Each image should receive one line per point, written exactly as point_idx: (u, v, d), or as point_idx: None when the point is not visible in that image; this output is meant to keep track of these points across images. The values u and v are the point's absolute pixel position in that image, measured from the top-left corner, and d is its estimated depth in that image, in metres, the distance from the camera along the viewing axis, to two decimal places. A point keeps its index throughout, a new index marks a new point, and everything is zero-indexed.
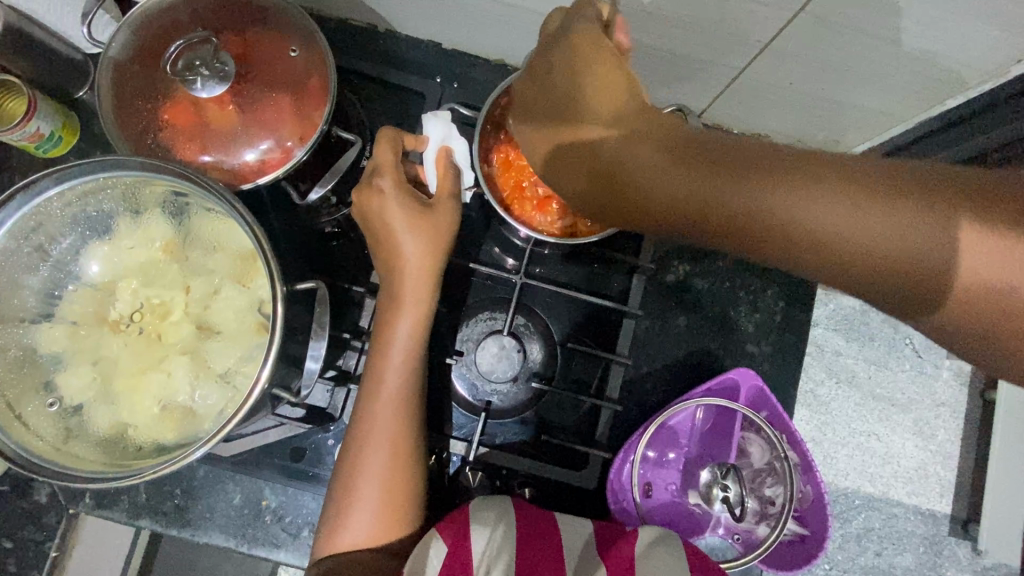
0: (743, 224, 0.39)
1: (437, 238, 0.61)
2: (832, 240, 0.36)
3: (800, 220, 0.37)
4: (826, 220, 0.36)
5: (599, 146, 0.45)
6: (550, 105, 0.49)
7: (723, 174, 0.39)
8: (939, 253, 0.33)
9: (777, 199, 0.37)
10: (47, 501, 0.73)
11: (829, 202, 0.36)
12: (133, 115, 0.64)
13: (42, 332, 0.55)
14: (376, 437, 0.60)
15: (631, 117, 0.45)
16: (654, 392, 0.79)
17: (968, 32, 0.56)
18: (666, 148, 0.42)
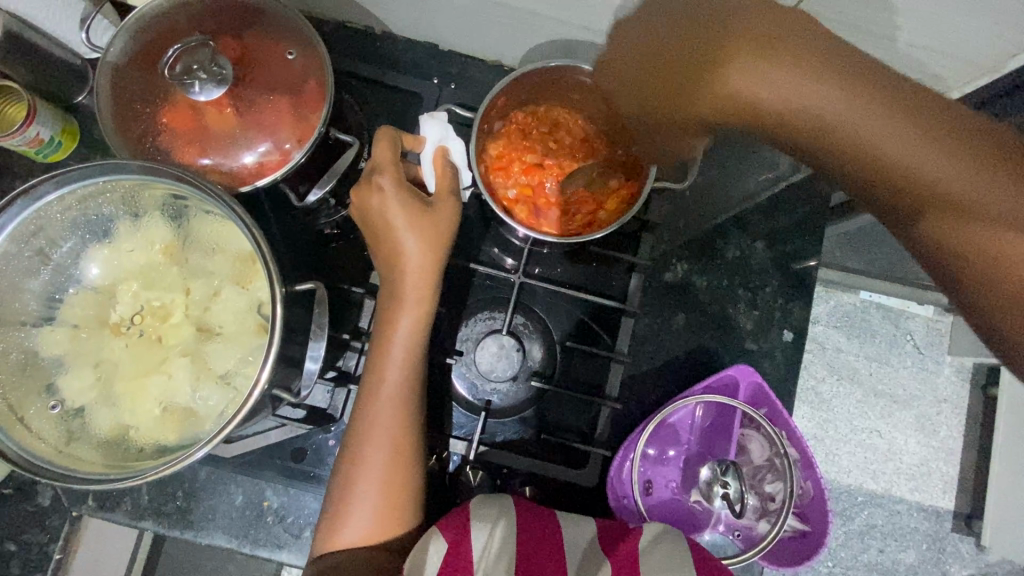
0: (886, 178, 0.41)
1: (436, 236, 0.61)
2: (967, 211, 0.39)
3: (931, 193, 0.40)
4: (961, 189, 0.39)
5: (744, 75, 0.45)
6: (694, 44, 0.49)
7: (897, 132, 0.40)
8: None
9: (933, 166, 0.39)
10: (50, 504, 0.73)
11: (974, 179, 0.38)
12: (132, 119, 0.64)
13: (43, 335, 0.55)
14: (377, 435, 0.60)
15: (824, 49, 0.44)
16: (654, 389, 0.80)
17: (964, 27, 0.56)
18: (841, 89, 0.42)
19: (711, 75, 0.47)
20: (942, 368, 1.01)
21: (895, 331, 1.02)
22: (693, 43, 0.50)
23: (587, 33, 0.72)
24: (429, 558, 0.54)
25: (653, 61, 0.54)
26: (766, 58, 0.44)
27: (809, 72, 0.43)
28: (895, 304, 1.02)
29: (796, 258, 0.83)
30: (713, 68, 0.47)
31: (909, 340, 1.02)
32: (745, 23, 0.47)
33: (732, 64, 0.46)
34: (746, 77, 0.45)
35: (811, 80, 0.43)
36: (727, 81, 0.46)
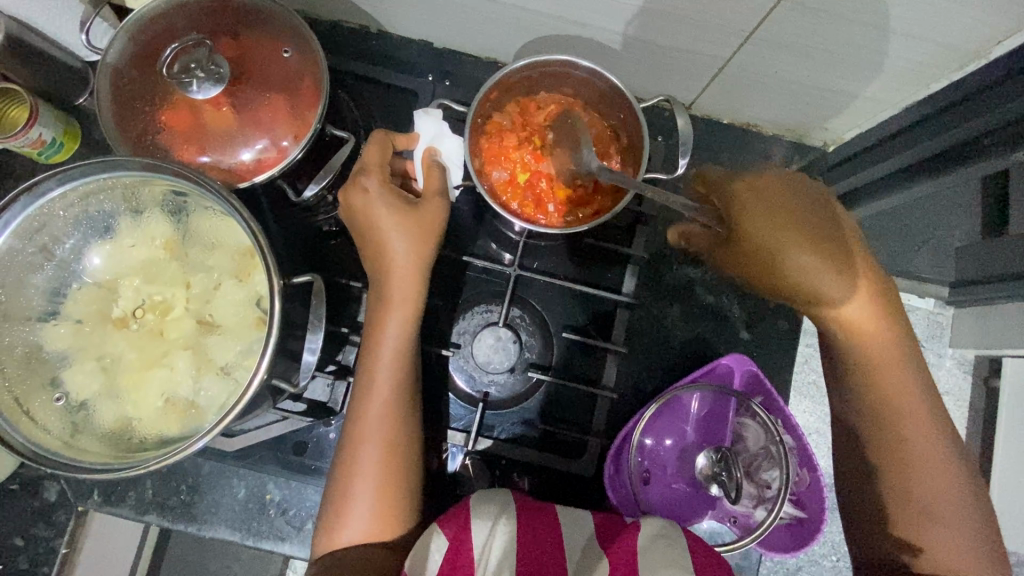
0: (888, 432, 0.60)
1: (425, 234, 0.62)
2: (932, 450, 0.59)
3: (921, 432, 0.59)
4: (933, 493, 0.59)
5: (834, 286, 0.56)
6: (818, 236, 0.56)
7: (892, 369, 0.59)
8: (963, 508, 0.59)
9: (916, 436, 0.59)
10: (56, 499, 0.75)
11: (935, 452, 0.59)
12: (131, 118, 0.66)
13: (49, 329, 0.57)
14: (370, 434, 0.61)
15: (874, 278, 0.58)
16: (651, 380, 0.80)
17: (949, 14, 0.57)
18: (873, 325, 0.59)
19: (804, 266, 0.55)
20: (944, 360, 1.06)
21: None
22: (817, 239, 0.56)
23: (581, 29, 0.73)
24: (431, 555, 0.55)
25: (794, 217, 0.56)
26: (840, 279, 0.56)
27: (863, 308, 0.57)
28: None
29: None
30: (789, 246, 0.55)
31: (910, 332, 1.07)
32: (842, 259, 0.56)
33: (829, 273, 0.56)
34: (830, 285, 0.56)
35: (856, 307, 0.57)
36: (818, 284, 0.56)
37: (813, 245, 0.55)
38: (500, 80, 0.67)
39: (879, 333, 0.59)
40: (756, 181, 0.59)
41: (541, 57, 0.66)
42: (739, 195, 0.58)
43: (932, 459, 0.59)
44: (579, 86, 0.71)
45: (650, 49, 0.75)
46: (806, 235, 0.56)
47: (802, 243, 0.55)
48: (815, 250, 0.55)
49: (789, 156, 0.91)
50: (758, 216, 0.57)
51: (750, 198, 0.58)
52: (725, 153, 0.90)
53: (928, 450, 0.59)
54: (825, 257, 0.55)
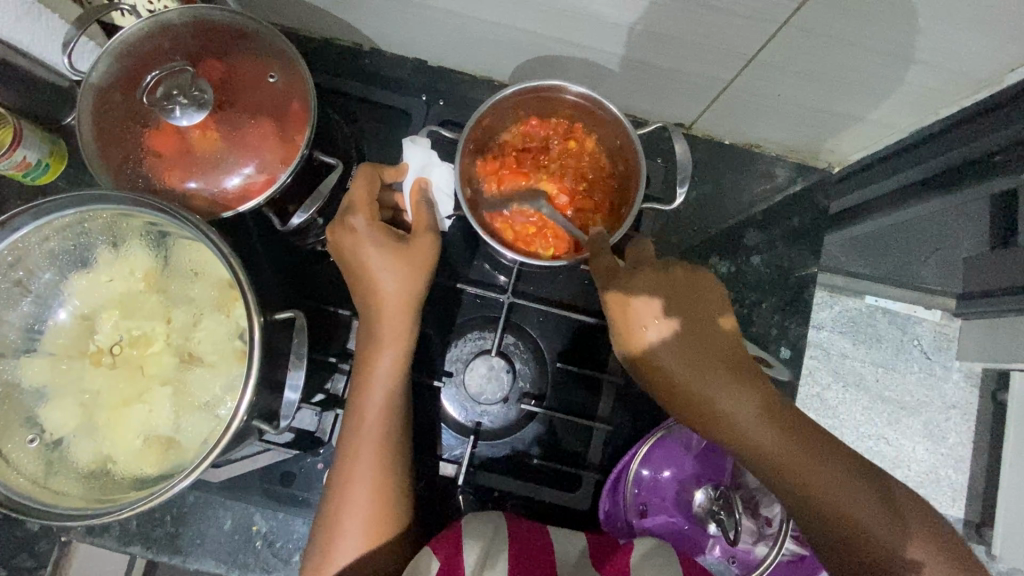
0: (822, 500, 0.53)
1: (416, 269, 0.60)
2: (861, 497, 0.53)
3: (838, 510, 0.53)
4: (883, 543, 0.51)
5: (689, 365, 0.58)
6: (686, 313, 0.60)
7: (789, 441, 0.56)
8: (923, 565, 0.50)
9: (846, 504, 0.53)
10: (39, 529, 0.73)
11: (863, 506, 0.52)
12: (115, 143, 0.64)
13: (24, 365, 0.55)
14: (357, 476, 0.59)
15: (714, 329, 0.60)
16: (648, 409, 0.78)
17: (961, 41, 0.54)
18: (758, 407, 0.57)
19: (664, 350, 0.59)
20: (951, 374, 1.04)
21: (903, 335, 1.05)
22: (682, 320, 0.60)
23: (575, 49, 0.71)
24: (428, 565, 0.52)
25: (665, 301, 0.60)
26: (708, 367, 0.58)
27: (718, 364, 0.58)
28: (900, 309, 1.05)
29: (794, 269, 0.85)
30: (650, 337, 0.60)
31: (916, 345, 1.05)
32: (705, 343, 0.59)
33: (686, 364, 0.58)
34: (694, 375, 0.58)
35: (707, 361, 0.58)
36: (663, 371, 0.59)
37: (674, 328, 0.59)
38: (492, 109, 0.66)
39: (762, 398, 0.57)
40: (630, 274, 0.61)
41: (530, 83, 0.65)
42: (622, 280, 0.60)
43: (868, 529, 0.52)
44: (575, 111, 0.69)
45: (647, 69, 0.72)
46: (679, 329, 0.59)
47: (665, 328, 0.59)
48: (671, 329, 0.59)
49: (792, 175, 0.88)
50: (644, 291, 0.60)
51: (631, 279, 0.60)
52: (726, 173, 0.88)
53: (847, 514, 0.53)
54: (687, 338, 0.59)
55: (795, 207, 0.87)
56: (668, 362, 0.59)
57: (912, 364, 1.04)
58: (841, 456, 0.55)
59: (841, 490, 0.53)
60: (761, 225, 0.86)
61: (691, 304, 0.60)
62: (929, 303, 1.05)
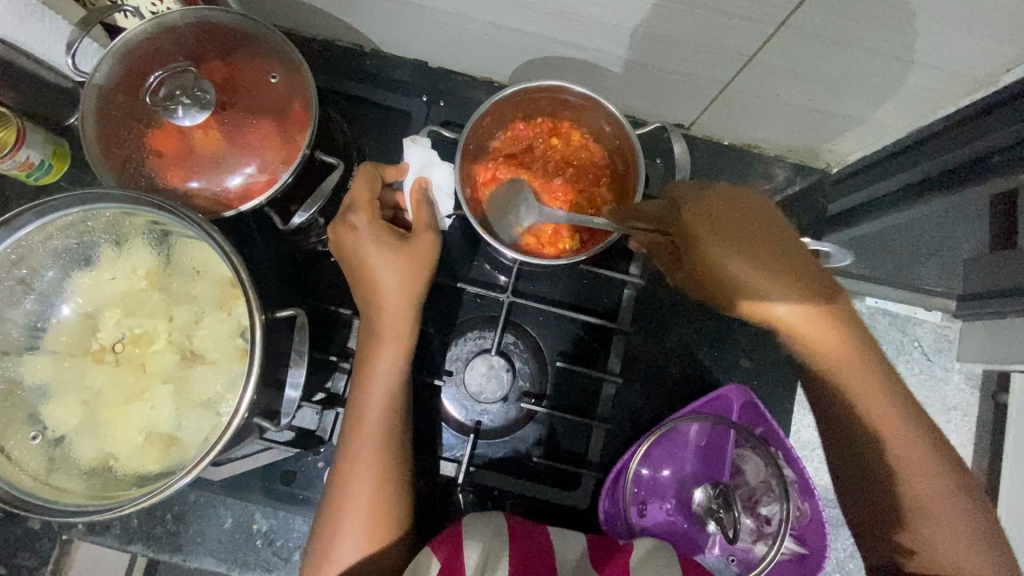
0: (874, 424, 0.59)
1: (416, 268, 0.60)
2: (897, 434, 0.59)
3: (886, 432, 0.59)
4: (900, 465, 0.59)
5: (772, 289, 0.57)
6: (761, 245, 0.57)
7: (855, 364, 0.58)
8: (937, 482, 0.58)
9: (896, 431, 0.59)
10: (41, 528, 0.73)
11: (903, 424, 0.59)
12: (117, 143, 0.64)
13: (27, 362, 0.55)
14: (358, 473, 0.59)
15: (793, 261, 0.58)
16: (647, 408, 0.78)
17: (956, 42, 0.55)
18: (818, 334, 0.58)
19: (738, 274, 0.57)
20: (951, 375, 1.05)
21: (903, 337, 1.04)
22: (758, 247, 0.57)
23: (574, 50, 0.72)
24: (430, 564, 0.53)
25: (733, 226, 0.58)
26: (792, 291, 0.57)
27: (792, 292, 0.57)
28: (901, 310, 1.04)
29: None
30: (722, 251, 0.58)
31: (917, 347, 1.04)
32: (790, 272, 0.57)
33: (750, 282, 0.57)
34: (787, 298, 0.57)
35: (784, 297, 0.57)
36: (744, 297, 0.58)
37: (754, 253, 0.57)
38: (492, 109, 0.66)
39: (829, 334, 0.58)
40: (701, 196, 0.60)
41: (530, 83, 0.65)
42: (693, 205, 0.59)
43: (899, 453, 0.59)
44: (577, 112, 0.69)
45: (646, 70, 0.73)
46: (751, 258, 0.57)
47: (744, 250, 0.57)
48: (747, 253, 0.57)
49: (791, 176, 0.89)
50: (728, 223, 0.58)
51: (699, 208, 0.59)
52: (725, 174, 0.88)
53: (892, 435, 0.59)
54: (764, 264, 0.57)
55: (794, 207, 0.88)
56: (731, 277, 0.58)
57: (913, 365, 1.04)
58: (897, 400, 0.59)
59: (898, 421, 0.58)
60: None
61: (771, 236, 0.58)
62: (929, 304, 1.05)
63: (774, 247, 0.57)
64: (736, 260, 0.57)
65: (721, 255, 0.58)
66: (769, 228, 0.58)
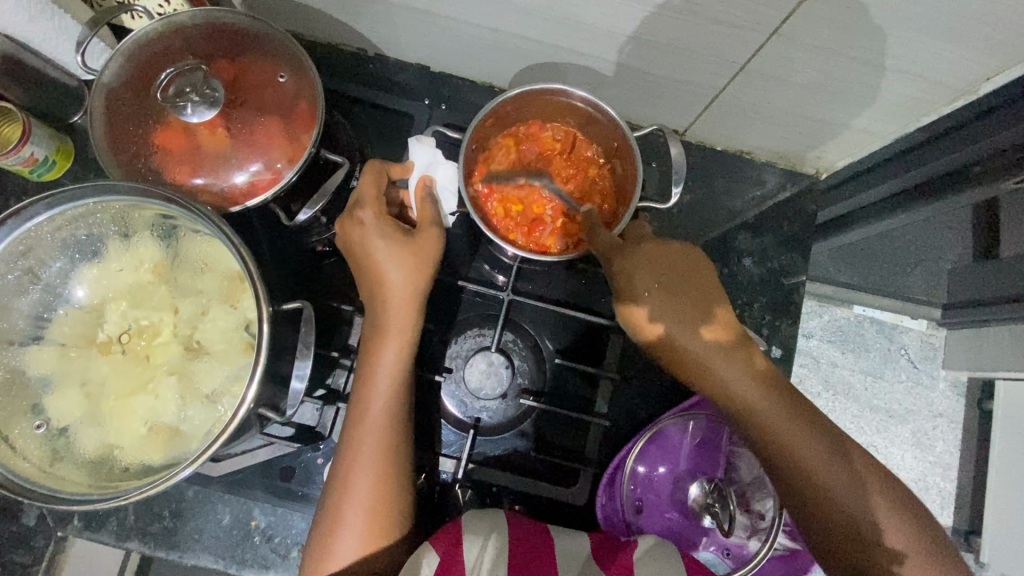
0: (802, 470, 0.56)
1: (420, 265, 0.61)
2: (828, 467, 0.56)
3: (807, 468, 0.56)
4: (843, 501, 0.55)
5: (692, 336, 0.59)
6: (683, 302, 0.60)
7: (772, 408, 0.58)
8: (884, 518, 0.54)
9: (817, 466, 0.56)
10: (35, 524, 0.73)
11: (839, 471, 0.55)
12: (124, 139, 0.65)
13: (31, 353, 0.56)
14: (359, 465, 0.59)
15: (716, 305, 0.60)
16: (643, 406, 0.80)
17: (937, 51, 0.57)
18: (730, 366, 0.59)
19: (657, 313, 0.60)
20: (938, 383, 1.07)
21: (889, 345, 1.08)
22: (678, 296, 0.60)
23: (573, 56, 0.74)
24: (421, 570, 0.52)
25: (657, 273, 0.61)
26: (692, 321, 0.60)
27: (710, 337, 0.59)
28: (887, 318, 1.09)
29: (785, 274, 0.88)
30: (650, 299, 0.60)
31: (904, 355, 1.08)
32: (696, 304, 0.60)
33: (673, 324, 0.60)
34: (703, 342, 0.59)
35: (704, 333, 0.59)
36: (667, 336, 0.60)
37: (672, 299, 0.60)
38: (495, 110, 0.68)
39: (734, 363, 0.59)
40: (635, 249, 0.62)
41: (533, 86, 0.66)
42: (629, 257, 0.61)
43: (826, 482, 0.55)
44: (578, 115, 0.71)
45: (642, 76, 0.75)
46: (668, 301, 0.60)
47: (656, 298, 0.60)
48: (667, 299, 0.60)
49: (781, 182, 0.91)
50: (653, 267, 0.61)
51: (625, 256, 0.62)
52: (718, 179, 0.91)
53: (814, 474, 0.56)
54: (687, 311, 0.60)
55: (785, 213, 0.90)
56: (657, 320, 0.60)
57: (901, 373, 1.07)
58: (821, 434, 0.57)
59: (813, 454, 0.56)
60: (752, 230, 0.89)
61: (687, 277, 0.61)
62: (914, 312, 1.08)
63: (691, 291, 0.60)
64: (657, 306, 0.60)
65: (648, 303, 0.60)
66: (694, 274, 0.61)
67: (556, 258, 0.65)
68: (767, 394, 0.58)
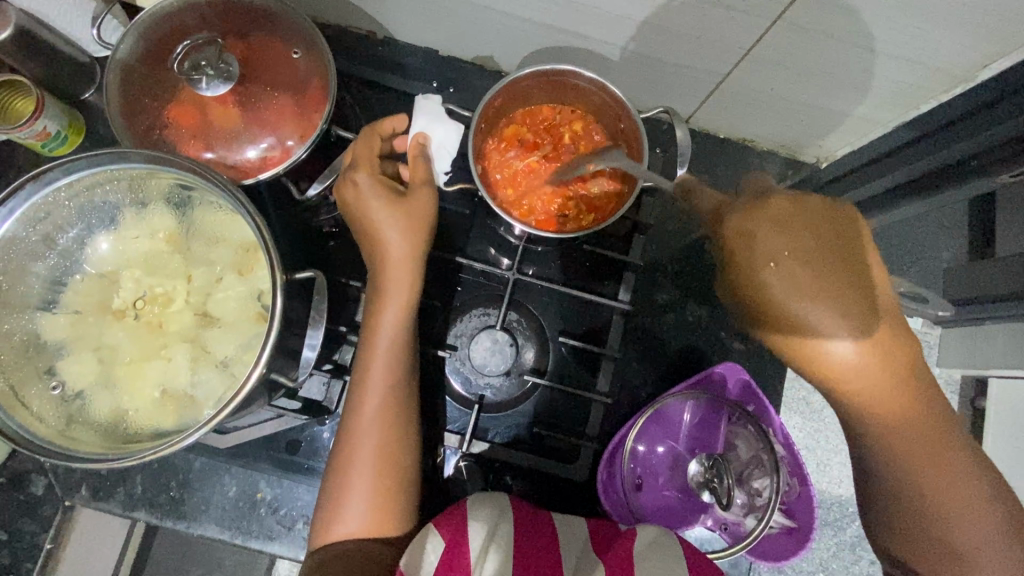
0: (899, 459, 0.56)
1: (416, 224, 0.63)
2: (921, 459, 0.55)
3: (929, 472, 0.55)
4: (931, 491, 0.55)
5: (801, 306, 0.49)
6: (840, 281, 0.50)
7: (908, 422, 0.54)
8: (981, 517, 0.55)
9: (916, 457, 0.55)
10: (43, 493, 0.74)
11: (945, 466, 0.55)
12: (139, 112, 0.66)
13: (47, 319, 0.57)
14: (364, 424, 0.61)
15: (861, 282, 0.51)
16: (644, 387, 0.82)
17: (934, 37, 0.59)
18: (883, 365, 0.52)
19: (777, 288, 0.50)
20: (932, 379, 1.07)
21: None
22: (827, 272, 0.50)
23: (579, 40, 0.75)
24: (426, 557, 0.52)
25: (796, 239, 0.50)
26: (799, 281, 0.49)
27: (841, 322, 0.50)
28: None
29: None
30: (758, 266, 0.50)
31: None
32: (857, 282, 0.50)
33: (777, 284, 0.50)
34: (819, 328, 0.50)
35: (806, 296, 0.49)
36: (795, 312, 0.50)
37: (813, 273, 0.49)
38: (504, 89, 0.69)
39: (886, 366, 0.52)
40: (755, 204, 0.52)
41: (543, 66, 0.67)
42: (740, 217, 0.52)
43: (947, 489, 0.55)
44: (583, 98, 0.73)
45: (648, 62, 0.76)
46: (841, 285, 0.49)
47: (831, 299, 0.49)
48: (801, 278, 0.49)
49: (782, 171, 0.93)
50: (765, 237, 0.50)
51: (757, 222, 0.51)
52: (721, 167, 0.92)
53: (938, 487, 0.55)
54: (785, 278, 0.49)
55: None
56: (777, 290, 0.50)
57: None
58: (928, 427, 0.55)
59: (944, 474, 0.55)
60: None
61: (828, 246, 0.50)
62: (910, 309, 1.06)
63: (844, 264, 0.50)
64: (789, 287, 0.49)
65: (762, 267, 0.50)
66: (836, 241, 0.51)
67: (558, 237, 0.66)
68: (903, 372, 0.53)
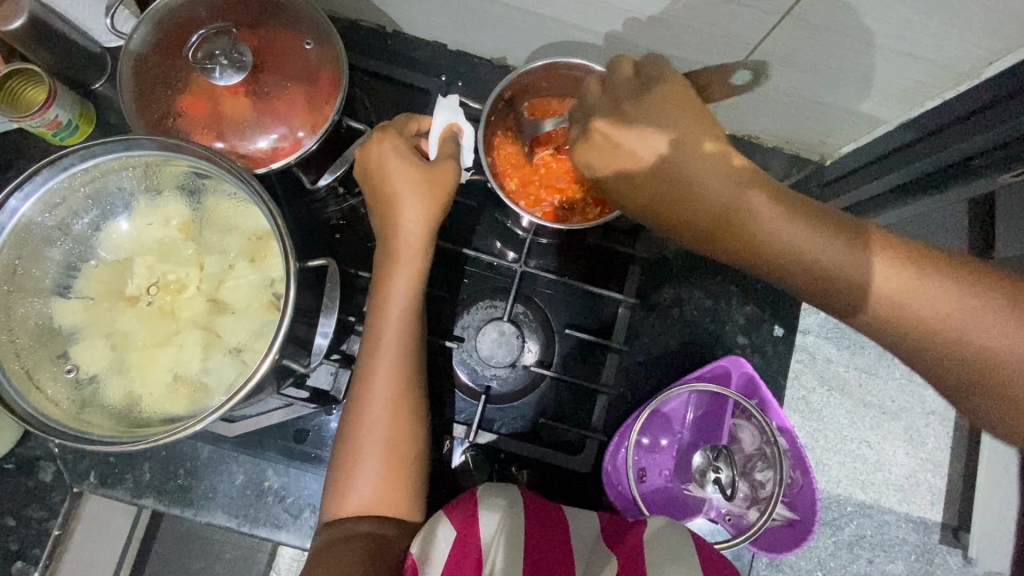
0: (875, 304, 0.46)
1: (431, 193, 0.62)
2: (904, 290, 0.44)
3: (912, 301, 0.44)
4: (928, 324, 0.44)
5: (685, 190, 0.50)
6: (702, 159, 0.50)
7: (909, 275, 0.44)
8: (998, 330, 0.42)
9: (889, 292, 0.45)
10: (52, 480, 0.74)
11: (928, 285, 0.44)
12: (152, 102, 0.67)
13: (60, 304, 0.57)
14: (376, 395, 0.61)
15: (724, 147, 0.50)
16: (648, 380, 0.82)
17: (940, 34, 0.60)
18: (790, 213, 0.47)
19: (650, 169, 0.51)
20: None
21: None
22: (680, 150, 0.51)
23: (588, 34, 0.76)
24: (437, 544, 0.54)
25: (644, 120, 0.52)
26: (657, 167, 0.51)
27: (717, 191, 0.49)
28: None
29: None
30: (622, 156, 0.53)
31: None
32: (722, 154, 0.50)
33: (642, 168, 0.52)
34: (702, 204, 0.50)
35: (679, 176, 0.51)
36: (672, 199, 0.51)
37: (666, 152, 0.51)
38: (515, 81, 0.70)
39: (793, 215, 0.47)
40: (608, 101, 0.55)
41: (555, 60, 0.68)
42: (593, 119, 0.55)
43: (946, 315, 0.43)
44: None
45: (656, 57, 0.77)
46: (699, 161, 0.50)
47: (696, 177, 0.50)
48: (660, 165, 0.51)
49: (786, 167, 0.94)
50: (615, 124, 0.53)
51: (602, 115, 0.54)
52: None
53: (929, 316, 0.43)
54: (643, 165, 0.52)
55: None
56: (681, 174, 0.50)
57: None
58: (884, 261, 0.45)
59: (928, 293, 0.44)
60: None
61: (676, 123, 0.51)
62: None
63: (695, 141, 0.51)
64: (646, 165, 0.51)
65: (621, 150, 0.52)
66: (684, 116, 0.52)
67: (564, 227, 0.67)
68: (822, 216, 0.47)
